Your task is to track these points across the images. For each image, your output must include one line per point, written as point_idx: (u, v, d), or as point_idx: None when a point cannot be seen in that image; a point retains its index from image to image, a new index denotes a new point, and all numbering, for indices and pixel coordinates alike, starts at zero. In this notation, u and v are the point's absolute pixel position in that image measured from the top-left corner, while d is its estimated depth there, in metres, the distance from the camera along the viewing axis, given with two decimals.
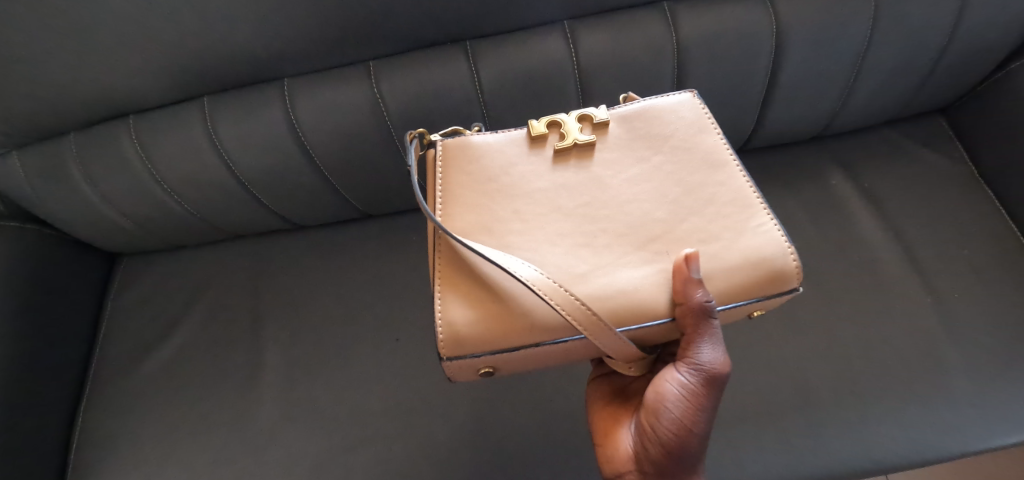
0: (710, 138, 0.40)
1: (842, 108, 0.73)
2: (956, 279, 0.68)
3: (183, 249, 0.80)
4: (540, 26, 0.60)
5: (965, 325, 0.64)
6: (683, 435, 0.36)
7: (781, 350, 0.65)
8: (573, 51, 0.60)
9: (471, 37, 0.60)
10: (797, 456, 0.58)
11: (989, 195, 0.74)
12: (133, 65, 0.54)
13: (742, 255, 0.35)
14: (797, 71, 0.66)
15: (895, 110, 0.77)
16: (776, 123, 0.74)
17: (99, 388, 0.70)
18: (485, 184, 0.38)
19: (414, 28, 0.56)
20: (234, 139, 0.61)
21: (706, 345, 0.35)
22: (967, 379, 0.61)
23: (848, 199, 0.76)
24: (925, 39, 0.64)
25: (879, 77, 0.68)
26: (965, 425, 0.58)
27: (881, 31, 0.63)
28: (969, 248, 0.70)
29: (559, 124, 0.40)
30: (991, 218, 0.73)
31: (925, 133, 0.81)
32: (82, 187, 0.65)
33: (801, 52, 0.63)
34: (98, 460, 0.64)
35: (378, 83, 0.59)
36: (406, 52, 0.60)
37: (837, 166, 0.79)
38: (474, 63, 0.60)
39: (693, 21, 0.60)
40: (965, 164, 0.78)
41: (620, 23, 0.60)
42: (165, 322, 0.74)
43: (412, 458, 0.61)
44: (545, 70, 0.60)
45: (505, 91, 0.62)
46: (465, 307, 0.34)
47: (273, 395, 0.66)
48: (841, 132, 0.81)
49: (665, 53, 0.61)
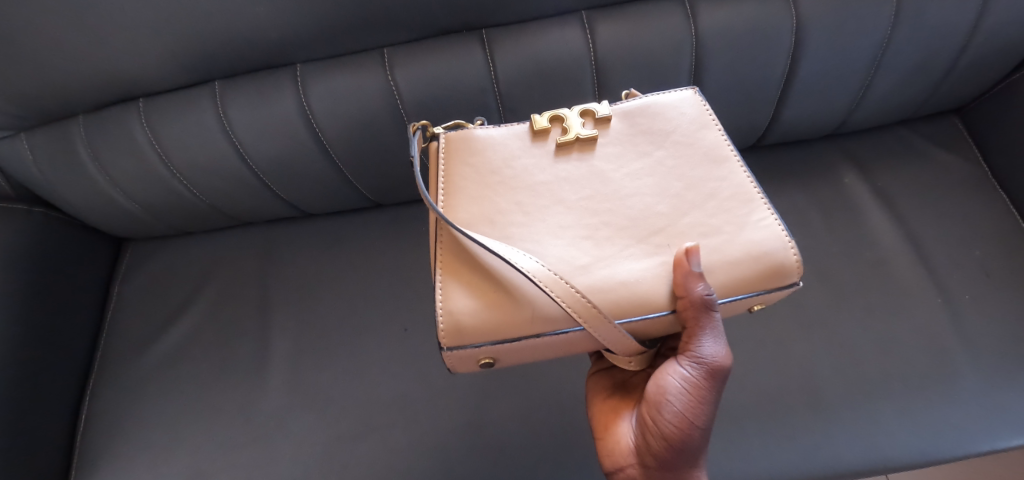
0: (711, 134, 0.40)
1: (859, 104, 0.73)
2: (964, 280, 0.68)
3: (192, 235, 0.81)
4: (557, 19, 0.60)
5: (972, 327, 0.65)
6: (683, 428, 0.36)
7: (786, 346, 0.65)
8: (591, 42, 0.60)
9: (487, 27, 0.60)
10: (795, 451, 0.59)
11: (1000, 196, 0.75)
12: (149, 49, 0.55)
13: (743, 249, 0.36)
14: (816, 67, 0.65)
15: (910, 109, 0.76)
16: (790, 119, 0.73)
17: (105, 372, 0.71)
18: (487, 176, 0.38)
19: (430, 16, 0.56)
20: (244, 126, 0.62)
21: (707, 339, 0.36)
22: (973, 377, 0.61)
23: (857, 196, 0.76)
24: (945, 35, 0.64)
25: (897, 74, 0.68)
26: (971, 425, 0.58)
27: (902, 26, 0.62)
28: (978, 249, 0.70)
29: (563, 118, 0.40)
30: (1001, 219, 0.73)
31: (939, 132, 0.81)
32: (90, 172, 0.66)
33: (819, 47, 0.63)
34: (104, 441, 0.66)
35: (391, 70, 0.60)
36: (418, 41, 0.60)
37: (846, 163, 0.79)
38: (489, 53, 0.60)
39: (710, 12, 0.60)
40: (978, 163, 0.78)
41: (637, 16, 0.60)
42: (173, 307, 0.75)
43: (417, 446, 0.62)
44: (560, 63, 0.61)
45: (520, 83, 0.62)
46: (467, 296, 0.34)
47: (280, 383, 0.67)
48: (856, 129, 0.80)
49: (683, 45, 0.61)
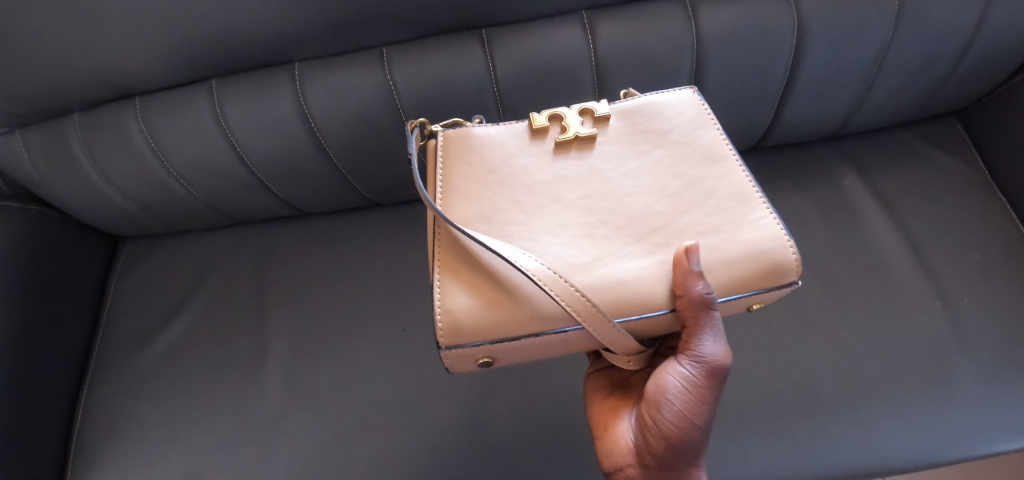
0: (709, 133, 0.40)
1: (860, 106, 0.73)
2: (963, 282, 0.68)
3: (190, 234, 0.81)
4: (559, 19, 0.60)
5: (971, 329, 0.65)
6: (684, 428, 0.36)
7: (785, 346, 0.65)
8: (592, 42, 0.60)
9: (487, 26, 0.60)
10: (793, 452, 0.59)
11: (999, 199, 0.75)
12: (149, 46, 0.55)
13: (742, 247, 0.35)
14: (817, 67, 0.65)
15: (911, 111, 0.76)
16: (791, 120, 0.73)
17: (102, 371, 0.71)
18: (485, 175, 0.38)
19: (431, 15, 0.56)
20: (243, 126, 0.62)
21: (707, 337, 0.36)
22: (972, 379, 0.61)
23: (856, 197, 0.76)
24: (944, 36, 0.64)
25: (898, 75, 0.68)
26: (968, 427, 0.58)
27: (903, 27, 0.62)
28: (976, 251, 0.70)
29: (561, 116, 0.40)
30: (999, 221, 0.73)
31: (938, 134, 0.81)
32: (87, 170, 0.65)
33: (820, 47, 0.63)
34: (100, 440, 0.66)
35: (390, 69, 0.60)
36: (417, 40, 0.60)
37: (846, 165, 0.79)
38: (490, 52, 0.60)
39: (711, 12, 0.60)
40: (977, 165, 0.78)
41: (638, 16, 0.60)
42: (170, 307, 0.75)
43: (415, 447, 0.62)
44: (560, 65, 0.61)
45: (520, 83, 0.62)
46: (465, 295, 0.34)
47: (278, 383, 0.67)
48: (856, 131, 0.80)
49: (684, 46, 0.61)
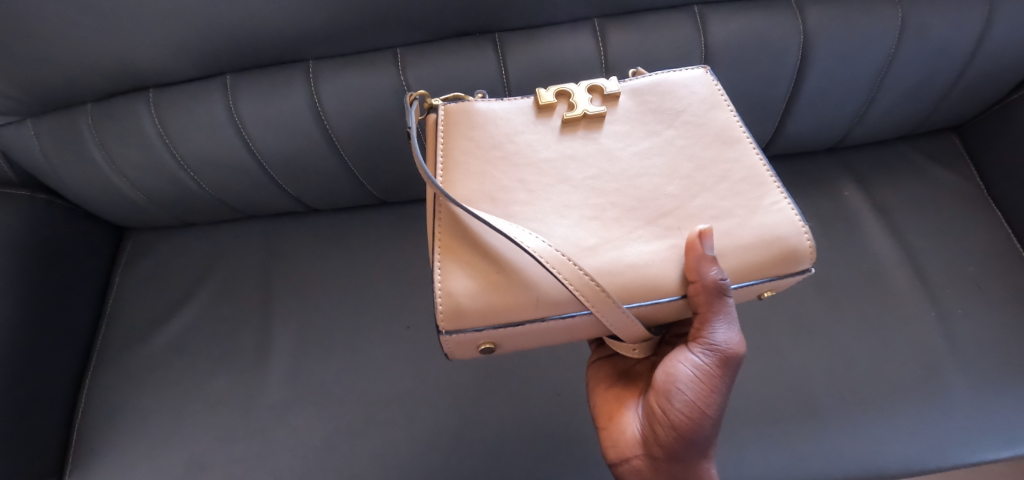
0: (722, 114, 0.39)
1: (863, 118, 0.71)
2: (962, 292, 0.67)
3: (192, 228, 0.80)
4: (568, 24, 0.59)
5: (970, 338, 0.63)
6: (695, 418, 0.35)
7: (794, 353, 0.63)
8: (602, 47, 0.59)
9: (500, 30, 0.59)
10: (804, 457, 0.57)
11: (994, 212, 0.74)
12: (157, 43, 0.54)
13: (756, 232, 0.34)
14: (824, 79, 0.64)
15: (911, 125, 0.75)
16: (796, 132, 0.72)
17: (105, 362, 0.69)
18: (488, 151, 0.37)
19: (438, 20, 0.56)
20: (249, 117, 0.61)
21: (720, 325, 0.34)
22: (971, 389, 0.60)
23: (859, 209, 0.75)
24: (950, 52, 0.63)
25: (902, 90, 0.67)
26: (967, 433, 0.57)
27: (906, 39, 0.61)
28: (975, 262, 0.69)
29: (568, 93, 0.39)
30: (996, 231, 0.72)
31: (937, 149, 0.80)
32: (95, 159, 0.65)
33: (830, 58, 0.62)
34: (97, 434, 0.64)
35: (405, 70, 0.59)
36: (431, 42, 0.59)
37: (847, 176, 0.78)
38: (503, 56, 0.59)
39: (721, 21, 0.59)
40: (975, 182, 0.76)
41: (649, 23, 0.59)
42: (173, 300, 0.74)
43: (413, 447, 0.60)
44: (569, 69, 0.60)
45: (523, 88, 0.61)
46: (467, 278, 0.32)
47: (275, 379, 0.66)
48: (857, 143, 0.79)
49: (691, 53, 0.60)
